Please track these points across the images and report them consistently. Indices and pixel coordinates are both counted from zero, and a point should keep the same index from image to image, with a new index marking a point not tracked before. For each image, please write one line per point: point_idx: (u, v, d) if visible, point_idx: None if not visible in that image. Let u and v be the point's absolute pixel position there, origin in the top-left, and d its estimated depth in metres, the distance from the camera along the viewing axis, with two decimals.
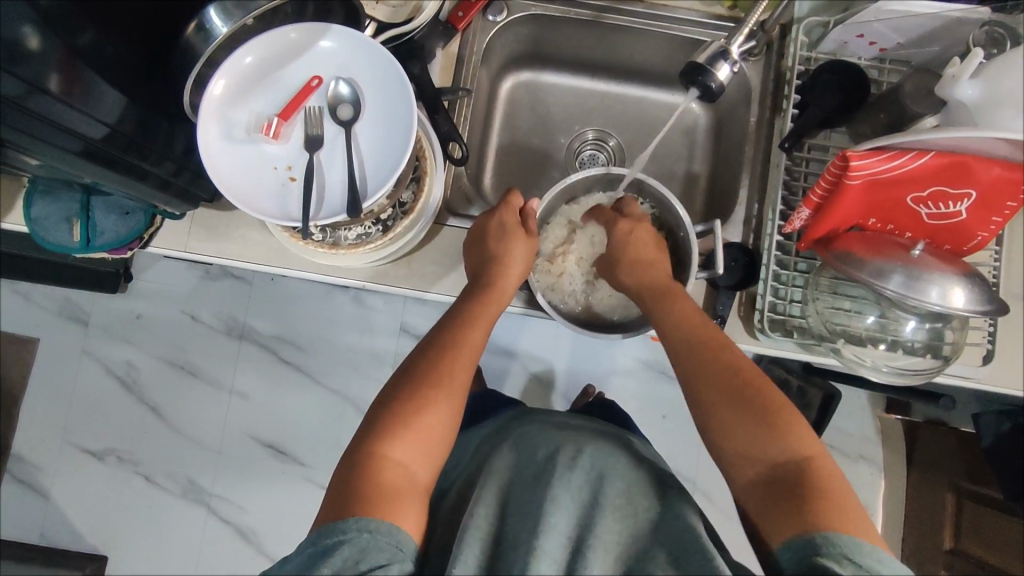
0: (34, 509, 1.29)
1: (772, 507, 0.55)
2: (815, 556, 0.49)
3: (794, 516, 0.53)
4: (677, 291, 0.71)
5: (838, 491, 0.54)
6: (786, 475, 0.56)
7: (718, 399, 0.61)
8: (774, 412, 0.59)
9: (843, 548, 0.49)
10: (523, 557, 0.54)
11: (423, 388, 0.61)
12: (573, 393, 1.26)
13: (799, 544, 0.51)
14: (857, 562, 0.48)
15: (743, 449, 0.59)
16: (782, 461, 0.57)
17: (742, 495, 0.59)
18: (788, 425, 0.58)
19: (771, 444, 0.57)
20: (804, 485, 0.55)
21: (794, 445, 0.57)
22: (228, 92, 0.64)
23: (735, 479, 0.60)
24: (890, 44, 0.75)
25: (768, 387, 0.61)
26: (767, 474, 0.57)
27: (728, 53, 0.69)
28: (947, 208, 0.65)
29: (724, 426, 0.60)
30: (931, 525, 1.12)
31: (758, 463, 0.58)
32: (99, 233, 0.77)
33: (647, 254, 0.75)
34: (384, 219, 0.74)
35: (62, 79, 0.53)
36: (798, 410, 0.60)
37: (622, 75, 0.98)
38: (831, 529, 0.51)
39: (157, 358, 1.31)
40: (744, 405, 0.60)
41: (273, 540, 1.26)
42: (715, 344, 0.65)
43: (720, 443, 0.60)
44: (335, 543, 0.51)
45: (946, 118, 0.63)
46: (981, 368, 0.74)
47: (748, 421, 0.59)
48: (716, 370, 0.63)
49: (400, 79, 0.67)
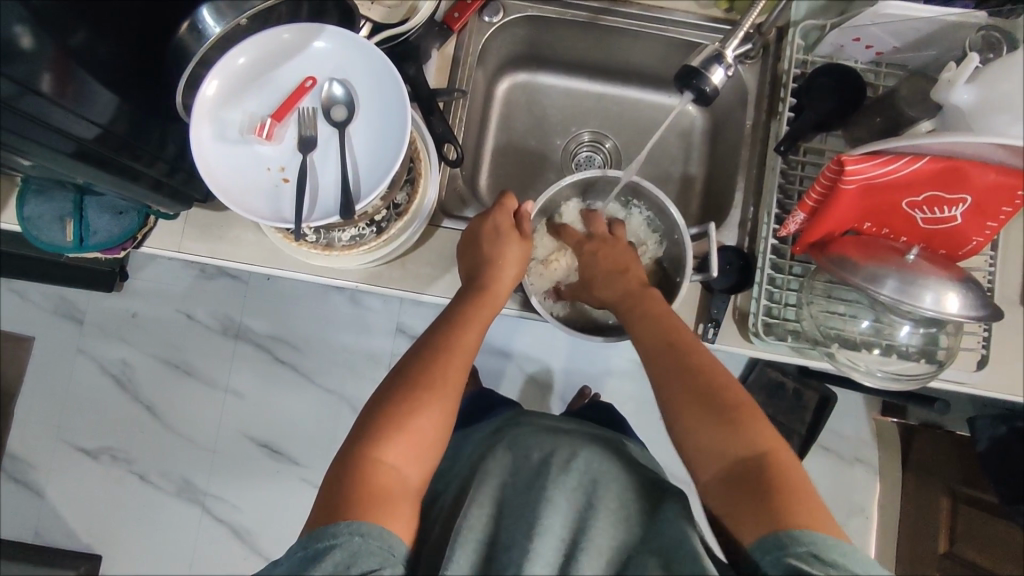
0: (28, 508, 1.29)
1: (737, 504, 0.54)
2: (788, 556, 0.49)
3: (759, 513, 0.53)
4: (648, 292, 0.71)
5: (804, 488, 0.54)
6: (750, 472, 0.55)
7: (684, 397, 0.61)
8: (736, 411, 0.59)
9: (808, 545, 0.49)
10: (515, 560, 0.53)
11: (416, 390, 0.61)
12: (569, 394, 1.26)
13: (766, 542, 0.51)
14: (823, 560, 0.48)
15: (709, 443, 0.58)
16: (744, 457, 0.56)
17: (707, 492, 0.58)
18: (750, 423, 0.58)
19: (735, 441, 0.57)
20: (770, 482, 0.54)
21: (756, 443, 0.57)
22: (221, 93, 0.64)
23: (699, 475, 0.59)
24: (886, 48, 0.75)
25: (733, 387, 0.61)
26: (731, 472, 0.56)
27: (722, 57, 0.69)
28: (942, 213, 0.65)
29: (689, 425, 0.60)
30: (926, 527, 1.12)
31: (722, 460, 0.57)
32: (93, 233, 0.77)
33: (615, 264, 0.76)
34: (378, 221, 0.74)
35: (55, 79, 0.52)
36: (758, 407, 0.60)
37: (619, 76, 0.98)
38: (798, 526, 0.51)
39: (153, 357, 1.31)
40: (708, 404, 0.59)
41: (268, 540, 1.26)
42: (683, 343, 0.65)
43: (686, 441, 0.60)
44: (326, 547, 0.51)
45: (942, 123, 0.63)
46: (975, 372, 0.74)
47: (712, 420, 0.58)
48: (678, 369, 0.62)
49: (394, 79, 0.66)
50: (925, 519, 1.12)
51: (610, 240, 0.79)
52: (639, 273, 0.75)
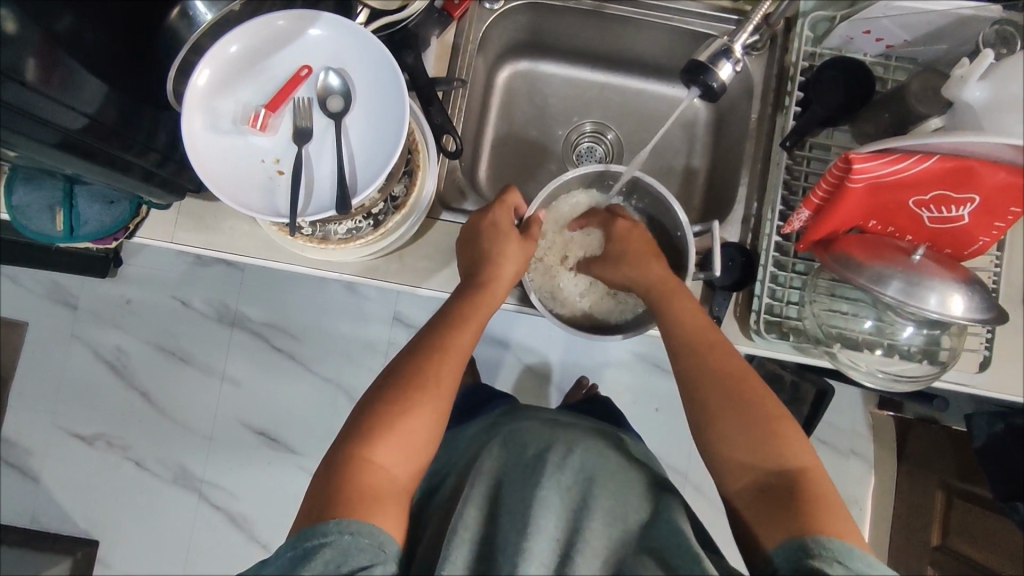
0: (24, 493, 1.28)
1: (763, 512, 0.55)
2: (808, 558, 0.49)
3: (786, 519, 0.53)
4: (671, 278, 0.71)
5: (834, 501, 0.55)
6: (781, 483, 0.56)
7: (718, 404, 0.61)
8: (771, 422, 0.59)
9: (834, 551, 0.49)
10: (510, 561, 0.52)
11: (408, 390, 0.60)
12: (567, 385, 1.25)
13: (791, 546, 0.51)
14: (848, 566, 0.48)
15: (741, 452, 0.59)
16: (773, 468, 0.57)
17: (732, 500, 0.59)
18: (785, 435, 0.59)
19: (770, 452, 0.58)
20: (799, 492, 0.55)
21: (790, 455, 0.58)
22: (213, 82, 0.62)
23: (728, 484, 0.59)
24: (896, 41, 0.73)
25: (768, 398, 0.61)
26: (761, 480, 0.57)
27: (730, 52, 0.68)
28: (949, 212, 0.63)
29: (722, 432, 0.60)
30: (920, 521, 1.13)
31: (753, 469, 0.58)
32: (83, 222, 0.75)
33: (648, 248, 0.74)
34: (375, 214, 0.72)
35: (39, 65, 0.52)
36: (795, 421, 0.60)
37: (622, 65, 0.96)
38: (824, 533, 0.51)
39: (148, 343, 1.30)
40: (743, 411, 0.60)
41: (266, 527, 1.26)
42: (714, 350, 0.65)
43: (715, 444, 0.60)
44: (315, 546, 0.50)
45: (953, 121, 0.62)
46: (975, 375, 0.74)
47: (747, 427, 0.59)
48: (708, 372, 0.63)
49: (392, 67, 0.64)
50: (920, 512, 1.13)
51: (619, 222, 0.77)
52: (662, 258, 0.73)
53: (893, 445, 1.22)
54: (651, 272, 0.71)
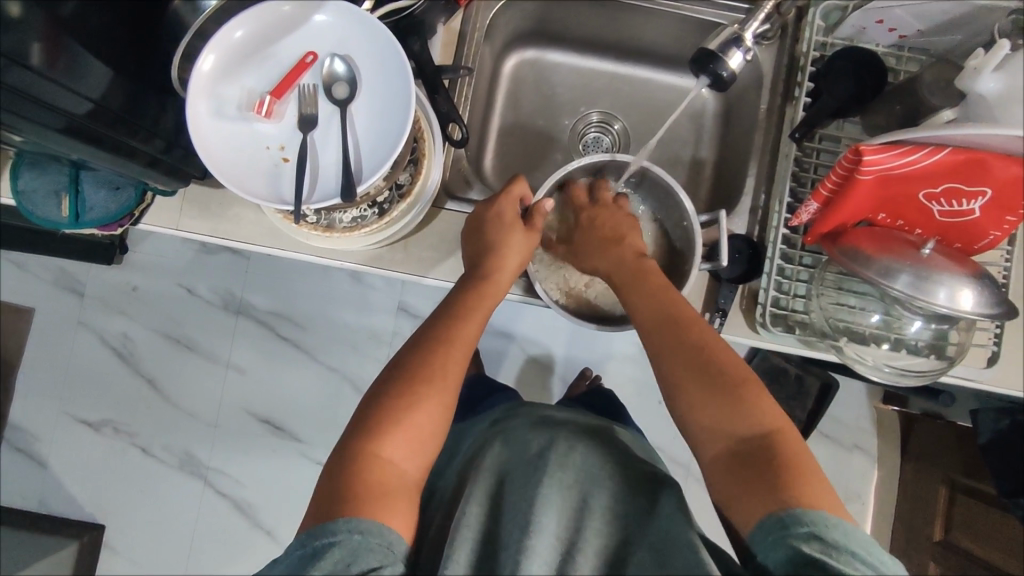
0: (32, 478, 1.29)
1: (739, 484, 0.54)
2: (788, 537, 0.49)
3: (762, 492, 0.53)
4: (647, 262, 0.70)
5: (809, 467, 0.54)
6: (753, 451, 0.55)
7: (686, 375, 0.60)
8: (740, 387, 0.58)
9: (813, 525, 0.49)
10: (512, 557, 0.53)
11: (414, 384, 0.60)
12: (570, 376, 1.25)
13: (770, 523, 0.50)
14: (825, 540, 0.48)
15: (712, 423, 0.58)
16: (746, 437, 0.56)
17: (708, 469, 0.58)
18: (756, 400, 0.58)
19: (740, 419, 0.57)
20: (773, 460, 0.54)
21: (760, 420, 0.57)
22: (218, 68, 0.62)
23: (703, 453, 0.59)
24: (910, 31, 0.72)
25: (740, 365, 0.60)
26: (734, 450, 0.56)
27: (741, 39, 0.68)
28: (960, 205, 0.62)
29: (692, 401, 0.59)
30: (923, 516, 1.13)
31: (726, 437, 0.57)
32: (89, 208, 0.75)
33: (614, 232, 0.74)
34: (380, 202, 0.71)
35: (45, 51, 0.52)
36: (763, 384, 0.59)
37: (630, 55, 0.95)
38: (801, 506, 0.50)
39: (154, 331, 1.31)
40: (713, 379, 0.59)
41: (271, 514, 1.27)
42: (684, 320, 0.63)
43: (688, 418, 0.60)
44: (326, 544, 0.50)
45: (965, 112, 0.61)
46: (984, 370, 0.73)
47: (715, 395, 0.58)
48: (675, 345, 0.62)
49: (397, 53, 0.64)
50: (923, 507, 1.13)
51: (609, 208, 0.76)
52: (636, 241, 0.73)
53: (896, 439, 1.22)
54: (620, 258, 0.71)
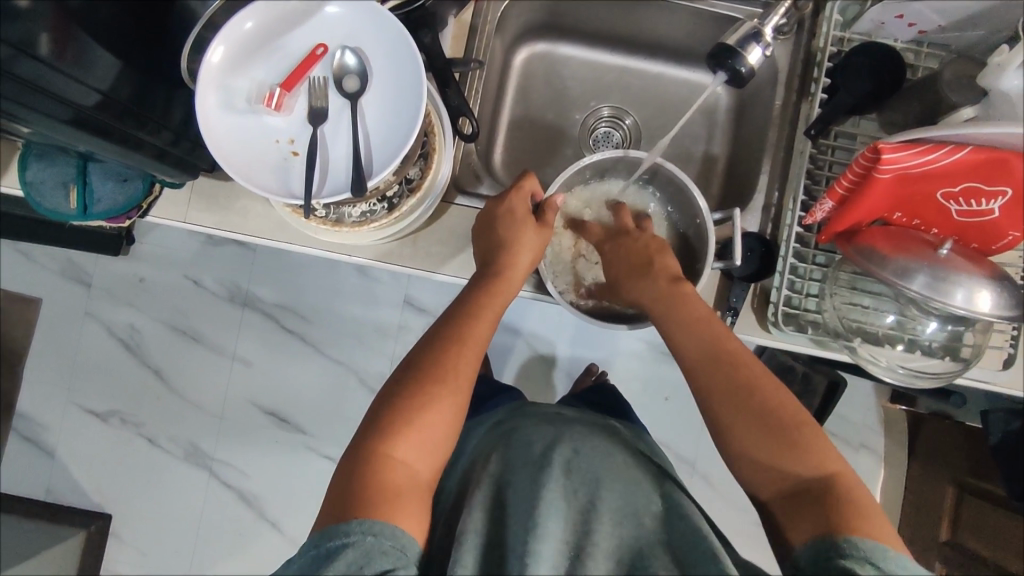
0: (39, 467, 1.30)
1: (797, 519, 0.55)
2: (840, 559, 0.49)
3: (818, 527, 0.53)
4: (683, 288, 0.68)
5: (867, 502, 0.54)
6: (809, 492, 0.55)
7: (738, 420, 0.60)
8: (793, 429, 0.58)
9: (866, 552, 0.49)
10: (518, 560, 0.52)
11: (425, 384, 0.59)
12: (577, 372, 1.25)
13: (825, 552, 0.51)
14: (881, 567, 0.48)
15: (767, 467, 0.58)
16: (802, 479, 0.56)
17: (766, 505, 0.59)
18: (809, 441, 0.58)
19: (795, 461, 0.57)
20: (830, 498, 0.54)
21: (815, 462, 0.57)
22: (228, 60, 0.61)
23: (760, 491, 0.59)
24: (930, 27, 0.71)
25: (790, 404, 0.60)
26: (791, 492, 0.56)
27: (760, 36, 0.67)
28: (979, 205, 0.61)
29: (744, 443, 0.59)
30: (931, 517, 1.12)
31: (780, 476, 0.57)
32: (97, 200, 0.75)
33: (642, 257, 0.73)
34: (390, 197, 0.72)
35: (54, 40, 0.52)
36: (816, 422, 0.59)
37: (641, 49, 0.94)
38: (856, 534, 0.51)
39: (160, 322, 1.31)
40: (763, 418, 0.59)
41: (276, 506, 1.27)
42: (728, 357, 0.63)
43: (741, 460, 0.60)
44: (339, 545, 0.50)
45: (988, 111, 0.60)
46: (1000, 372, 0.72)
47: (769, 440, 0.58)
48: (724, 387, 0.61)
49: (409, 46, 0.63)
50: (932, 508, 1.12)
51: (633, 233, 0.76)
52: (667, 265, 0.71)
53: (905, 440, 1.21)
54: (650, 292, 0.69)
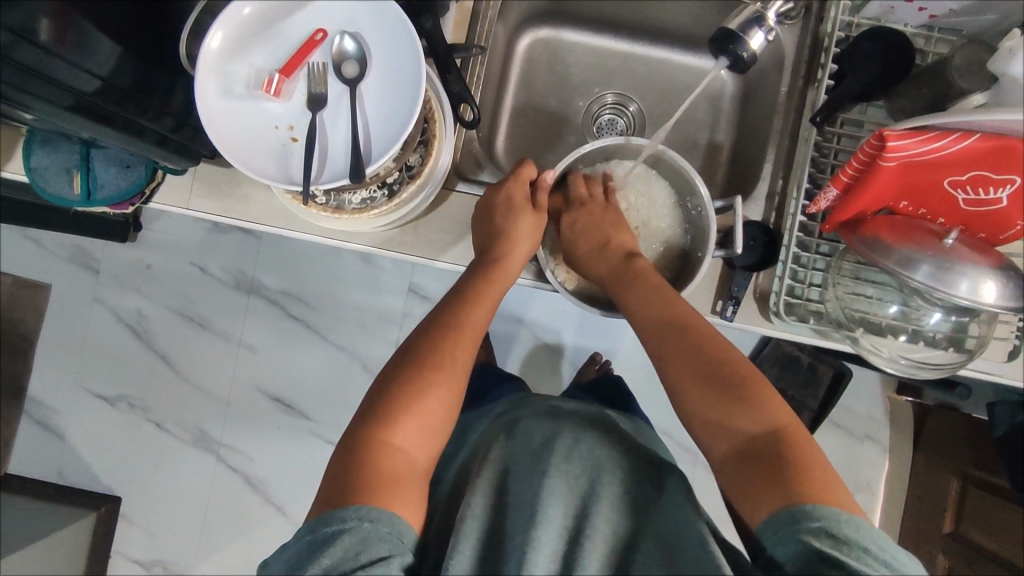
0: (50, 451, 1.32)
1: (748, 483, 0.54)
2: (800, 533, 0.49)
3: (772, 489, 0.52)
4: (637, 262, 0.70)
5: (821, 464, 0.54)
6: (761, 450, 0.55)
7: (689, 378, 0.60)
8: (744, 387, 0.58)
9: (823, 522, 0.49)
10: (518, 549, 0.53)
11: (424, 370, 0.60)
12: (579, 360, 1.25)
13: (781, 519, 0.50)
14: (836, 536, 0.48)
15: (717, 425, 0.58)
16: (753, 437, 0.56)
17: (718, 469, 0.58)
18: (761, 399, 0.57)
19: (745, 419, 0.57)
20: (782, 458, 0.54)
21: (767, 418, 0.56)
22: (228, 45, 0.61)
23: (712, 453, 0.59)
24: (941, 11, 0.69)
25: (741, 362, 0.60)
26: (742, 450, 0.56)
27: (763, 19, 0.66)
28: (987, 194, 0.60)
29: (695, 402, 0.59)
30: (934, 508, 1.11)
31: (732, 436, 0.57)
32: (100, 187, 0.76)
33: (596, 230, 0.73)
34: (390, 183, 0.71)
35: (53, 27, 0.54)
36: (770, 382, 0.59)
37: (647, 34, 0.92)
38: (813, 502, 0.50)
39: (167, 308, 1.32)
40: (714, 378, 0.59)
41: (282, 491, 1.28)
42: (685, 324, 0.63)
43: (694, 421, 0.60)
44: (336, 531, 0.50)
45: (997, 97, 0.59)
46: (1004, 364, 0.72)
47: (717, 396, 0.58)
48: (678, 349, 0.62)
49: (408, 32, 0.62)
50: (934, 500, 1.12)
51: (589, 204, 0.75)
52: (623, 242, 0.72)
53: (909, 431, 1.20)
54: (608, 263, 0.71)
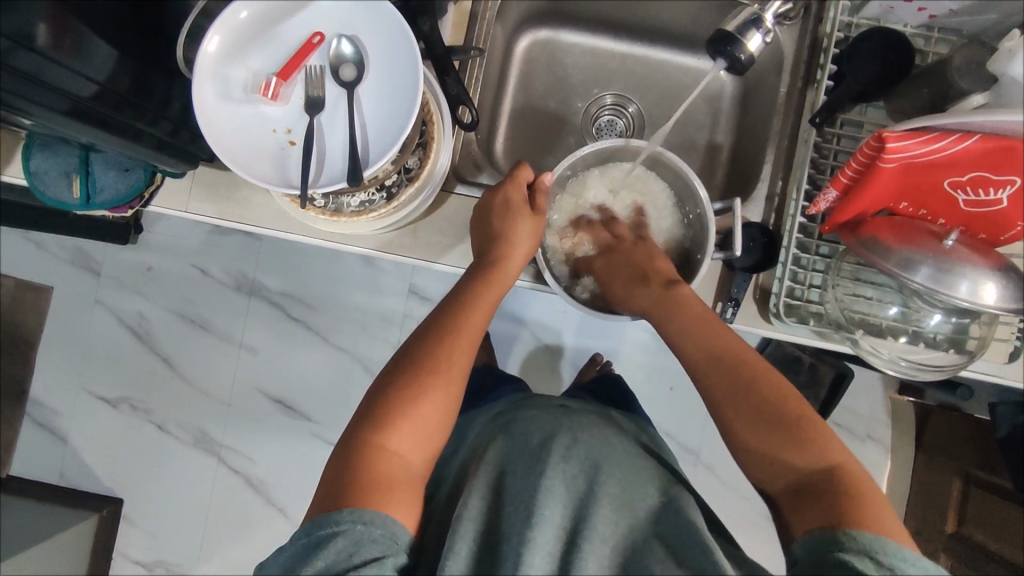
0: (52, 452, 1.32)
1: (800, 511, 0.55)
2: (837, 551, 0.49)
3: (823, 517, 0.52)
4: (679, 290, 0.69)
5: (874, 493, 0.54)
6: (816, 483, 0.55)
7: (741, 413, 0.60)
8: (796, 423, 0.58)
9: (866, 545, 0.48)
10: (514, 549, 0.52)
11: (421, 374, 0.60)
12: (580, 361, 1.25)
13: (819, 538, 0.51)
14: (880, 561, 0.47)
15: (771, 459, 0.58)
16: (809, 471, 0.56)
17: (774, 501, 0.58)
18: (814, 435, 0.58)
19: (800, 454, 0.57)
20: (836, 489, 0.54)
21: (821, 454, 0.57)
22: (224, 49, 0.61)
23: (767, 487, 0.59)
24: (941, 11, 0.69)
25: (792, 396, 0.60)
26: (797, 484, 0.56)
27: (760, 21, 0.66)
28: (987, 194, 0.60)
29: (747, 437, 0.60)
30: (936, 509, 1.11)
31: (788, 471, 0.57)
32: (99, 190, 0.76)
33: (632, 265, 0.75)
34: (388, 185, 0.70)
35: (51, 30, 0.55)
36: (823, 419, 0.59)
37: (645, 35, 0.92)
38: (852, 524, 0.50)
39: (167, 310, 1.32)
40: (765, 412, 0.59)
41: (283, 492, 1.29)
42: (732, 354, 0.63)
43: (746, 454, 0.60)
44: (330, 534, 0.50)
45: (997, 97, 0.58)
46: (1006, 365, 0.71)
47: (771, 432, 0.58)
48: (728, 383, 0.62)
49: (405, 34, 0.62)
50: (937, 501, 1.11)
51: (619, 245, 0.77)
52: (664, 273, 0.72)
53: (912, 432, 1.20)
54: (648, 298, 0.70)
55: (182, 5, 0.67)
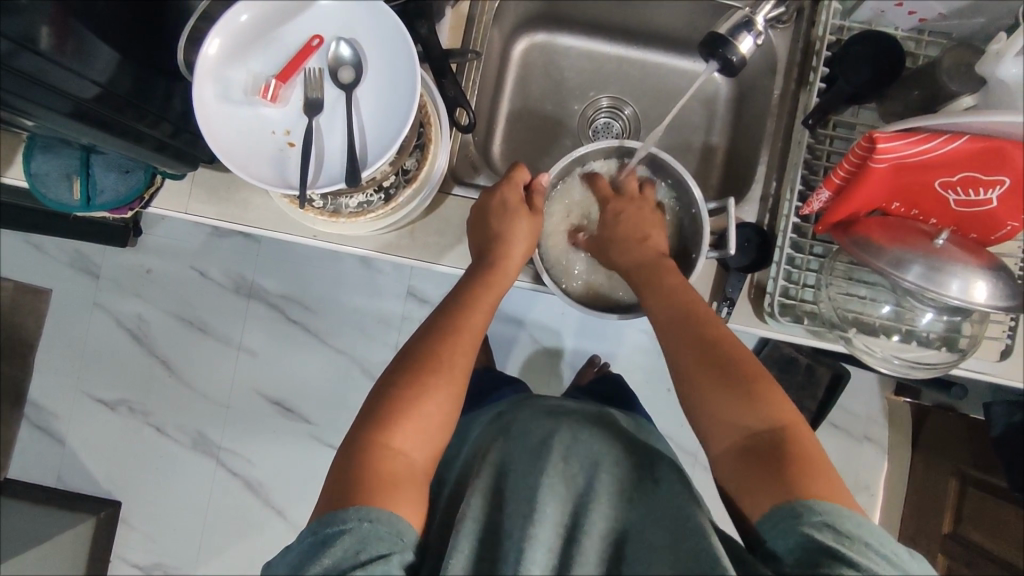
0: (50, 454, 1.32)
1: (745, 475, 0.55)
2: (800, 526, 0.49)
3: (772, 484, 0.53)
4: (666, 263, 0.70)
5: (817, 458, 0.54)
6: (762, 444, 0.56)
7: (699, 371, 0.61)
8: (750, 381, 0.59)
9: (825, 516, 0.49)
10: (516, 546, 0.53)
11: (423, 374, 0.60)
12: (579, 363, 1.26)
13: (780, 512, 0.51)
14: (839, 530, 0.48)
15: (722, 416, 0.59)
16: (756, 431, 0.57)
17: (719, 461, 0.59)
18: (764, 394, 0.58)
19: (749, 413, 0.57)
20: (782, 452, 0.55)
21: (768, 413, 0.57)
22: (225, 52, 0.62)
23: (713, 448, 0.60)
24: (932, 15, 0.70)
25: (750, 359, 0.61)
26: (742, 444, 0.57)
27: (752, 24, 0.67)
28: (977, 195, 0.61)
29: (703, 395, 0.60)
30: (932, 509, 1.11)
31: (736, 430, 0.58)
32: (99, 192, 0.77)
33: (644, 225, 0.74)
34: (386, 187, 0.71)
35: (53, 33, 0.54)
36: (774, 379, 0.60)
37: (641, 39, 0.93)
38: (813, 498, 0.51)
39: (167, 312, 1.32)
40: (721, 371, 0.60)
41: (282, 495, 1.29)
42: (698, 317, 0.64)
43: (699, 413, 0.60)
44: (337, 532, 0.51)
45: (986, 99, 0.59)
46: (997, 363, 0.72)
47: (726, 389, 0.59)
48: (690, 342, 0.63)
49: (404, 38, 0.63)
50: (933, 501, 1.12)
51: (636, 202, 0.76)
52: (658, 240, 0.73)
53: (907, 432, 1.21)
54: (645, 258, 0.71)
55: (183, 8, 0.68)
